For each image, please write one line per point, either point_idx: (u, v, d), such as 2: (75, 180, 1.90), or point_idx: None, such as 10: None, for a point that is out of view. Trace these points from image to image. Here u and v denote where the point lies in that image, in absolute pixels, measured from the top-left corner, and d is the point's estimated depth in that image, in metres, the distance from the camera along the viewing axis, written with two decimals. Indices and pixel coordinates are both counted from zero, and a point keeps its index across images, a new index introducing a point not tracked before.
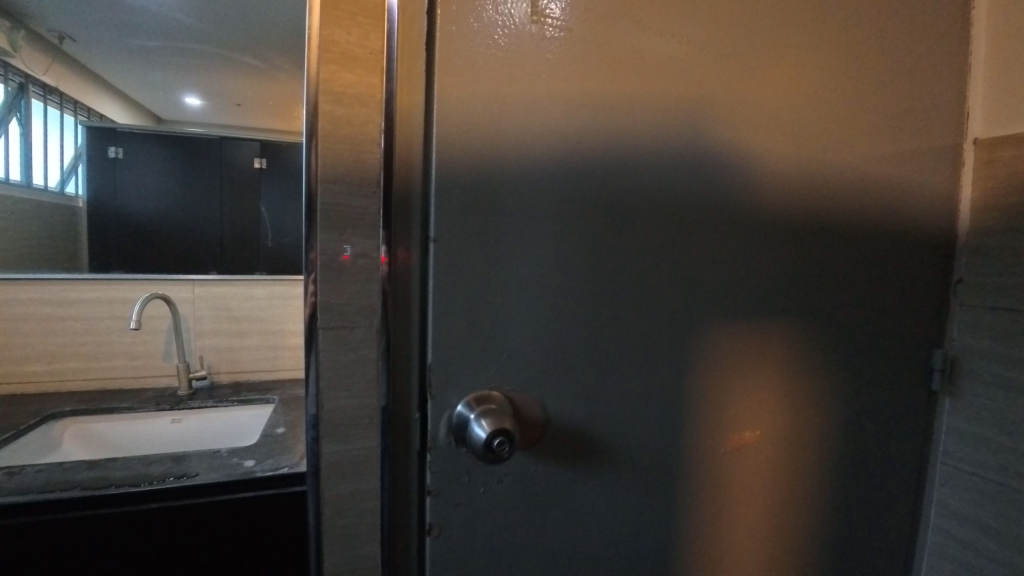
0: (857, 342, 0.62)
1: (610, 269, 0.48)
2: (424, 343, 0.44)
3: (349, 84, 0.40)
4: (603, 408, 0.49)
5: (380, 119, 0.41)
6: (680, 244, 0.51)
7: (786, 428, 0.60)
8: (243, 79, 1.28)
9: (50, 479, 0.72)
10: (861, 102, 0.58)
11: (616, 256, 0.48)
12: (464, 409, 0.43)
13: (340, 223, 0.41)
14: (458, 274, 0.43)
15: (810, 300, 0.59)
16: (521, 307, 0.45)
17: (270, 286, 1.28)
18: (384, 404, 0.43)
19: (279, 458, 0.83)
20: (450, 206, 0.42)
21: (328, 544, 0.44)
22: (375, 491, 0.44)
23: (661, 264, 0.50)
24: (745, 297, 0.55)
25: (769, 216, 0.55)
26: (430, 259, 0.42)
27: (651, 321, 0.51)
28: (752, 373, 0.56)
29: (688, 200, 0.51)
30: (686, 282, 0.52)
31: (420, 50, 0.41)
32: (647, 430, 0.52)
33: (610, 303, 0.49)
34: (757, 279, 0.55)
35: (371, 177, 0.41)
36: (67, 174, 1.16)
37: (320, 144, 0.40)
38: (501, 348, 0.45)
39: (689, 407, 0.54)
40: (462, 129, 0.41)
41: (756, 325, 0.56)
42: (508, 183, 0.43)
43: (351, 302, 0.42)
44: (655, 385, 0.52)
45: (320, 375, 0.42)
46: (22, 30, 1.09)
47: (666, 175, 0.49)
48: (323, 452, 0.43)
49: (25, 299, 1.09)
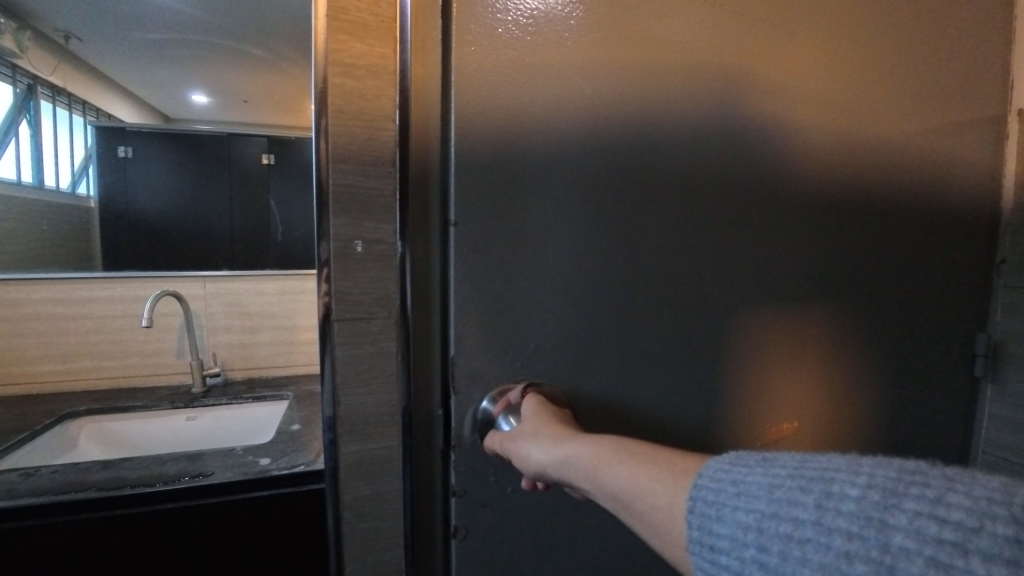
0: (900, 325, 0.58)
1: (642, 251, 0.45)
2: (445, 334, 0.41)
3: (359, 55, 0.37)
4: (634, 400, 0.46)
5: (394, 93, 0.38)
6: (714, 225, 0.48)
7: (826, 419, 0.57)
8: (250, 73, 1.25)
9: (68, 479, 0.71)
10: (905, 68, 0.54)
11: (646, 240, 0.45)
12: (488, 406, 0.41)
13: (352, 206, 0.39)
14: (481, 259, 0.40)
15: (850, 283, 0.55)
16: (548, 294, 0.42)
17: (281, 281, 1.26)
18: (404, 404, 0.41)
19: (294, 455, 0.82)
20: (472, 187, 0.39)
21: (349, 546, 0.42)
22: (396, 493, 0.42)
23: (694, 245, 0.47)
24: (783, 279, 0.52)
25: (807, 192, 0.51)
26: (450, 244, 0.40)
27: (685, 308, 0.48)
28: (790, 361, 0.53)
29: (722, 176, 0.47)
30: (719, 264, 0.49)
31: (435, 17, 0.38)
32: (681, 422, 0.49)
33: (641, 290, 0.46)
34: (796, 263, 0.52)
35: (386, 156, 0.39)
36: (78, 175, 1.15)
37: (330, 122, 0.37)
38: (527, 339, 0.42)
39: (725, 396, 0.51)
40: (482, 103, 0.38)
41: (794, 308, 0.52)
42: (532, 161, 0.40)
43: (367, 292, 0.40)
44: (689, 376, 0.49)
45: (336, 371, 0.40)
46: (28, 30, 1.07)
47: (699, 149, 0.46)
48: (341, 453, 0.41)
49: (37, 299, 1.08)
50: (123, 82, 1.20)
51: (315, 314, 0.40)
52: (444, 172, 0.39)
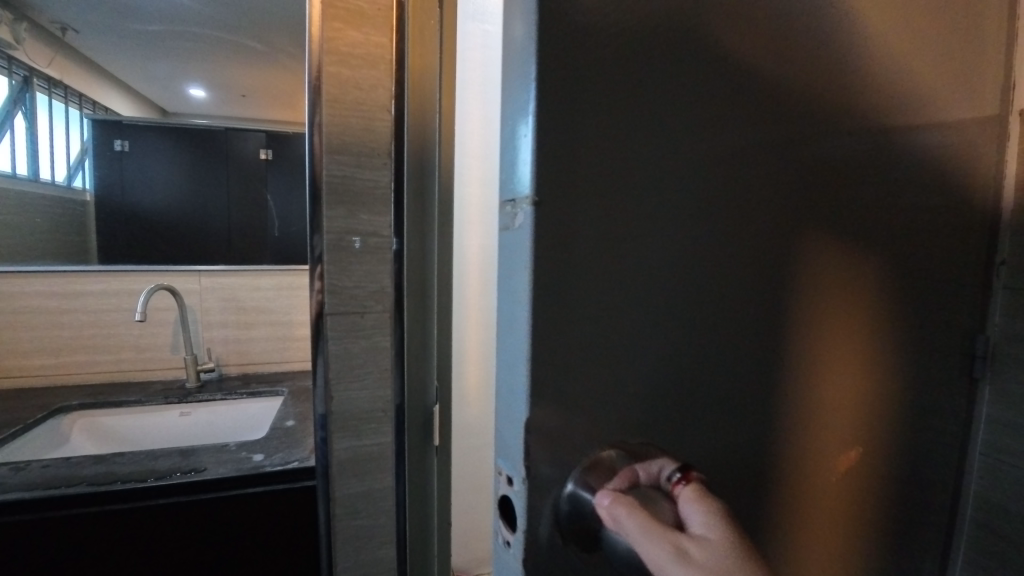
0: (929, 300, 0.49)
1: (679, 182, 0.32)
2: (498, 359, 0.31)
3: (356, 44, 0.40)
4: (685, 415, 0.34)
5: (390, 83, 0.42)
6: (763, 150, 0.35)
7: (866, 409, 0.46)
8: (247, 68, 1.23)
9: (58, 475, 0.70)
10: (970, 53, 0.49)
11: (689, 171, 0.32)
12: (580, 490, 0.29)
13: (346, 198, 0.42)
14: (569, 258, 0.28)
15: (920, 284, 0.48)
16: (609, 280, 0.30)
17: (278, 276, 1.25)
18: (397, 401, 0.46)
19: (289, 452, 0.81)
20: (555, 146, 0.27)
21: (342, 539, 0.45)
22: (389, 490, 0.46)
23: (735, 177, 0.35)
24: (831, 225, 0.40)
25: (862, 116, 0.40)
26: (512, 235, 0.29)
27: (723, 262, 0.35)
28: (831, 333, 0.42)
29: (778, 87, 0.35)
30: (762, 203, 0.36)
31: (427, 24, 0.46)
32: (717, 422, 0.36)
33: (724, 284, 0.35)
34: (880, 259, 0.44)
35: (381, 147, 0.43)
36: (74, 169, 1.14)
37: (325, 112, 0.40)
38: (592, 346, 0.30)
39: (767, 381, 0.38)
40: (577, 35, 0.27)
41: (840, 263, 0.41)
42: (605, 102, 0.28)
43: (361, 286, 0.43)
44: (774, 393, 0.39)
45: (329, 368, 0.43)
46: (24, 21, 1.06)
47: (757, 55, 0.34)
48: (334, 450, 0.43)
49: (30, 291, 1.07)
50: (123, 77, 1.18)
51: (309, 322, 0.42)
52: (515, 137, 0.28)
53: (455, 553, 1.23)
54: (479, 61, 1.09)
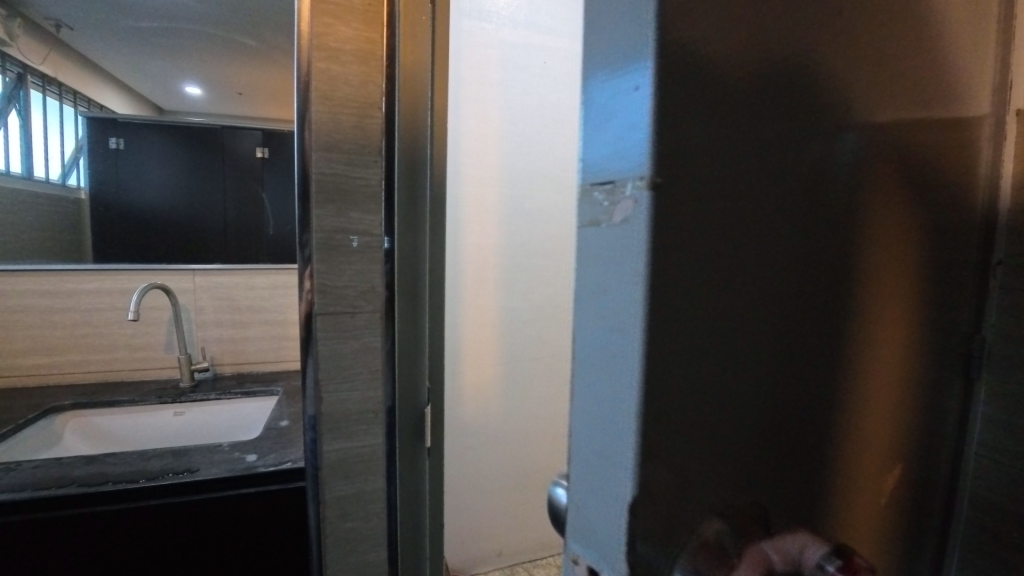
0: (945, 301, 0.47)
1: (756, 176, 0.26)
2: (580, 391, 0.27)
3: (345, 39, 0.40)
4: (749, 450, 0.29)
5: (381, 80, 0.42)
6: (835, 133, 0.30)
7: (897, 421, 0.43)
8: (240, 63, 1.21)
9: (48, 475, 0.69)
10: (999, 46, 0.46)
11: (774, 163, 0.27)
12: None
13: (335, 195, 0.41)
14: (676, 276, 0.24)
15: (942, 289, 0.46)
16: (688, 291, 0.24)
17: (273, 275, 1.24)
18: (388, 403, 0.46)
19: (282, 452, 0.80)
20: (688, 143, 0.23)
21: (332, 541, 0.44)
22: (380, 492, 0.46)
23: (812, 164, 0.29)
24: (884, 219, 0.36)
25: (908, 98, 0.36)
26: (607, 232, 0.25)
27: (796, 269, 0.30)
28: (874, 341, 0.38)
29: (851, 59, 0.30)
30: (831, 195, 0.31)
31: (418, 18, 0.45)
32: (781, 451, 0.31)
33: (794, 290, 0.30)
34: (915, 257, 0.41)
35: (372, 145, 0.42)
36: (68, 167, 1.13)
37: (313, 108, 0.39)
38: (675, 376, 0.25)
39: (825, 400, 0.34)
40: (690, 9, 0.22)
41: (886, 259, 0.37)
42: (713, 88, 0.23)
43: (351, 285, 0.43)
44: (830, 410, 0.34)
45: (319, 369, 0.42)
46: (18, 18, 1.05)
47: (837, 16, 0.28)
48: (323, 451, 0.43)
49: (22, 290, 1.06)
50: (118, 73, 1.16)
51: (298, 322, 0.42)
52: (614, 115, 0.25)
53: (451, 552, 1.23)
54: (475, 59, 1.09)
